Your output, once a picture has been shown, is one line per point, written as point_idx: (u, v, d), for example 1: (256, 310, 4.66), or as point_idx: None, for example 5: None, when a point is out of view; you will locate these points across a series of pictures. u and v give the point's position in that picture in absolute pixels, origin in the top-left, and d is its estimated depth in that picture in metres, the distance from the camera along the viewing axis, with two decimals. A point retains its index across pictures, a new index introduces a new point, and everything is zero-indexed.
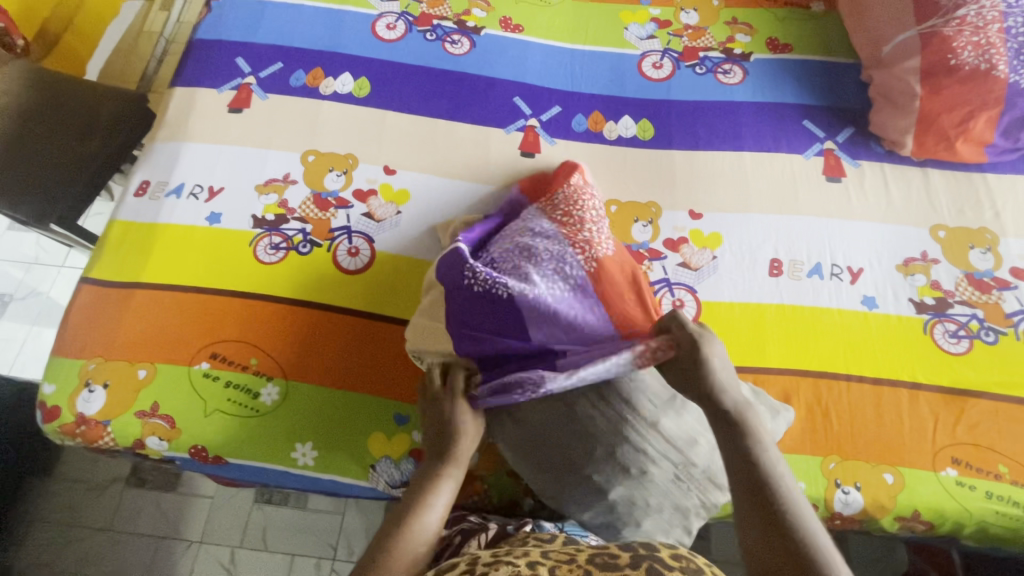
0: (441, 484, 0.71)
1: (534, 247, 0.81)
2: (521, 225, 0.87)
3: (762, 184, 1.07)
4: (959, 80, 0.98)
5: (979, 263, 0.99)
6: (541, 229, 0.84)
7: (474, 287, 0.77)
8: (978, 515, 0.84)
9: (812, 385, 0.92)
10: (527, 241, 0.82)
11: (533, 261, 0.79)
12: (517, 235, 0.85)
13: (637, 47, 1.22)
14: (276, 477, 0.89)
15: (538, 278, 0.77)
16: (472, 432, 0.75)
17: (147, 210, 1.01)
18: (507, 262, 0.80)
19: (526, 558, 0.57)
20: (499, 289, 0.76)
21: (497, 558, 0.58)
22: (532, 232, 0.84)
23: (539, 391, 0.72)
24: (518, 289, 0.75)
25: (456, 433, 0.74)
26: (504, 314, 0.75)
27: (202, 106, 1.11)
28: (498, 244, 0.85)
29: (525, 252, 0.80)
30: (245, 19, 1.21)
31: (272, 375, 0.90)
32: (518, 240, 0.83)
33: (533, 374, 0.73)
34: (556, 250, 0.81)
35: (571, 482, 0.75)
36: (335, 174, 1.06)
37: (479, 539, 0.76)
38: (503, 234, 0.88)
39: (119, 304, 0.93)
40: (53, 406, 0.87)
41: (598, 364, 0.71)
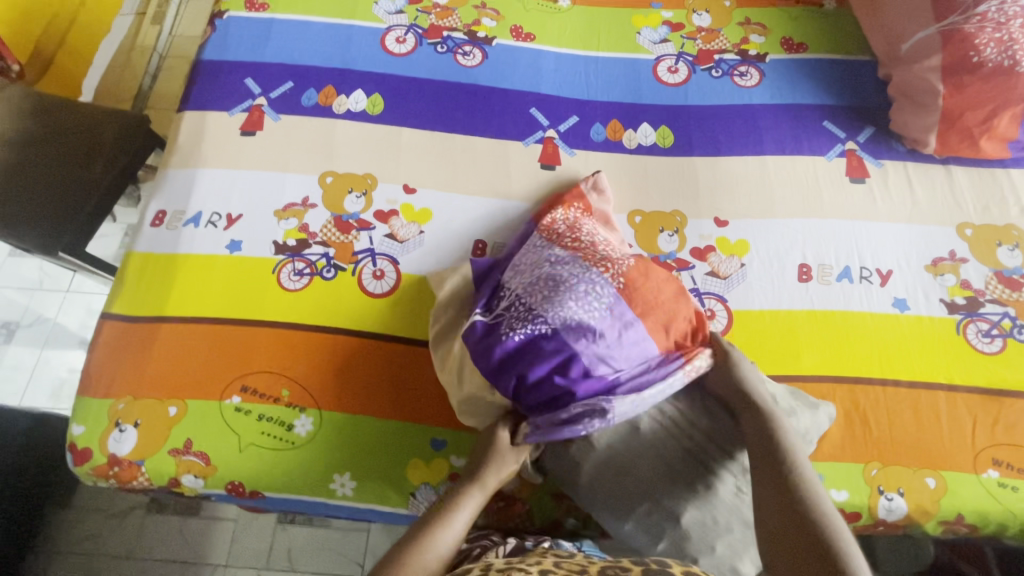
0: (466, 503, 0.72)
1: (556, 278, 0.79)
2: (530, 258, 0.85)
3: (786, 188, 1.06)
4: (981, 78, 0.97)
5: (1008, 260, 0.99)
6: (553, 258, 0.83)
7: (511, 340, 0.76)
8: (1021, 516, 0.85)
9: (848, 392, 0.91)
10: (545, 276, 0.80)
11: (559, 295, 0.77)
12: (532, 270, 0.82)
13: (651, 52, 1.21)
14: (314, 508, 0.89)
15: (575, 310, 0.76)
16: (510, 461, 0.76)
17: (165, 241, 0.99)
18: (533, 304, 0.78)
19: (538, 566, 0.61)
20: (539, 333, 0.75)
21: (511, 565, 0.61)
22: (545, 265, 0.82)
23: (606, 419, 0.73)
24: (557, 326, 0.75)
25: (495, 458, 0.75)
26: (554, 353, 0.74)
27: (213, 130, 1.09)
28: (512, 284, 0.82)
29: (546, 288, 0.78)
30: (252, 38, 1.18)
31: (304, 406, 0.89)
32: (534, 277, 0.81)
33: (596, 403, 0.73)
34: (579, 277, 0.79)
35: (623, 500, 0.75)
36: (355, 196, 1.04)
37: (497, 551, 0.76)
38: (512, 271, 0.85)
39: (144, 340, 0.92)
40: (85, 448, 0.86)
41: (661, 383, 0.75)
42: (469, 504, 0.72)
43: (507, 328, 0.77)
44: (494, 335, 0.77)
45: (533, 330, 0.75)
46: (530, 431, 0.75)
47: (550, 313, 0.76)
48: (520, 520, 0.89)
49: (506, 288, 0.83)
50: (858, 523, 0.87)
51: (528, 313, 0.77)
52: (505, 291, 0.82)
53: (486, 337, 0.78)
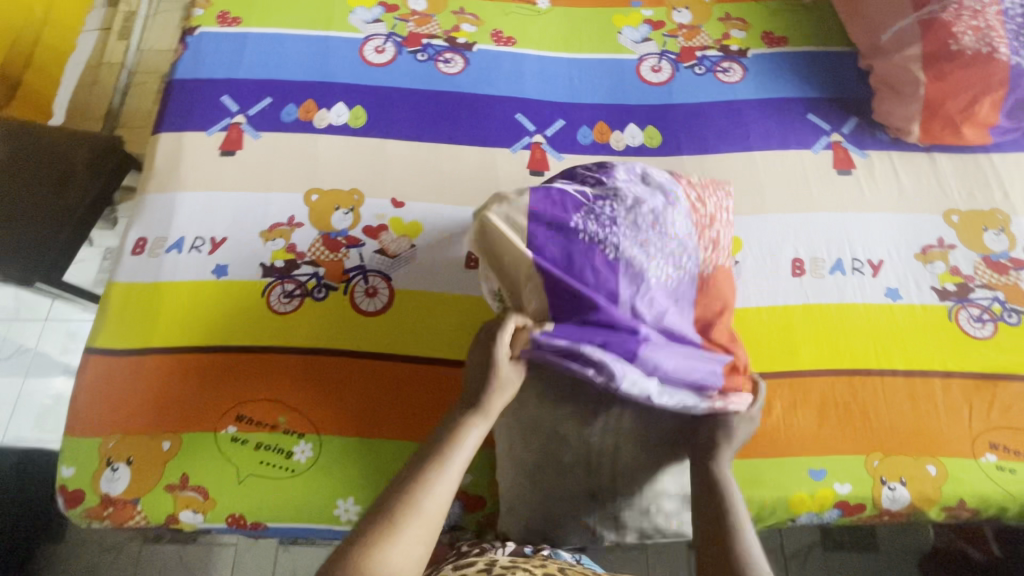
0: (467, 430, 0.64)
1: (665, 206, 0.73)
2: (650, 174, 0.77)
3: (775, 182, 1.06)
4: (961, 65, 0.98)
5: (994, 245, 1.01)
6: (671, 190, 0.75)
7: (581, 233, 0.70)
8: (1020, 497, 0.86)
9: (847, 384, 0.92)
10: (662, 207, 0.73)
11: (651, 224, 0.72)
12: (654, 189, 0.74)
13: (634, 51, 1.20)
14: (319, 536, 0.87)
15: (653, 254, 0.71)
16: (512, 374, 0.67)
17: (147, 269, 0.96)
18: (632, 219, 0.71)
19: (543, 567, 0.58)
20: (609, 248, 0.70)
21: (515, 563, 0.59)
22: (661, 186, 0.75)
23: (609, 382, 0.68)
24: (629, 254, 0.70)
25: (494, 375, 0.66)
26: (608, 275, 0.70)
27: (191, 151, 1.06)
28: (620, 177, 0.75)
29: (653, 205, 0.73)
30: (226, 54, 1.15)
31: (303, 432, 0.87)
32: (647, 188, 0.74)
33: (613, 367, 0.68)
34: (683, 223, 0.74)
35: (527, 455, 0.79)
36: (342, 212, 1.02)
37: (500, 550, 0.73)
38: (626, 166, 0.77)
39: (132, 373, 0.89)
40: (76, 489, 0.84)
41: (677, 392, 0.71)
42: (472, 430, 0.64)
43: (591, 206, 0.72)
44: (572, 201, 0.72)
45: (612, 222, 0.71)
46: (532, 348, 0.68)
47: (632, 232, 0.71)
48: None
49: (611, 175, 0.75)
50: (863, 514, 0.88)
51: (619, 207, 0.72)
52: (613, 182, 0.74)
53: (564, 199, 0.72)
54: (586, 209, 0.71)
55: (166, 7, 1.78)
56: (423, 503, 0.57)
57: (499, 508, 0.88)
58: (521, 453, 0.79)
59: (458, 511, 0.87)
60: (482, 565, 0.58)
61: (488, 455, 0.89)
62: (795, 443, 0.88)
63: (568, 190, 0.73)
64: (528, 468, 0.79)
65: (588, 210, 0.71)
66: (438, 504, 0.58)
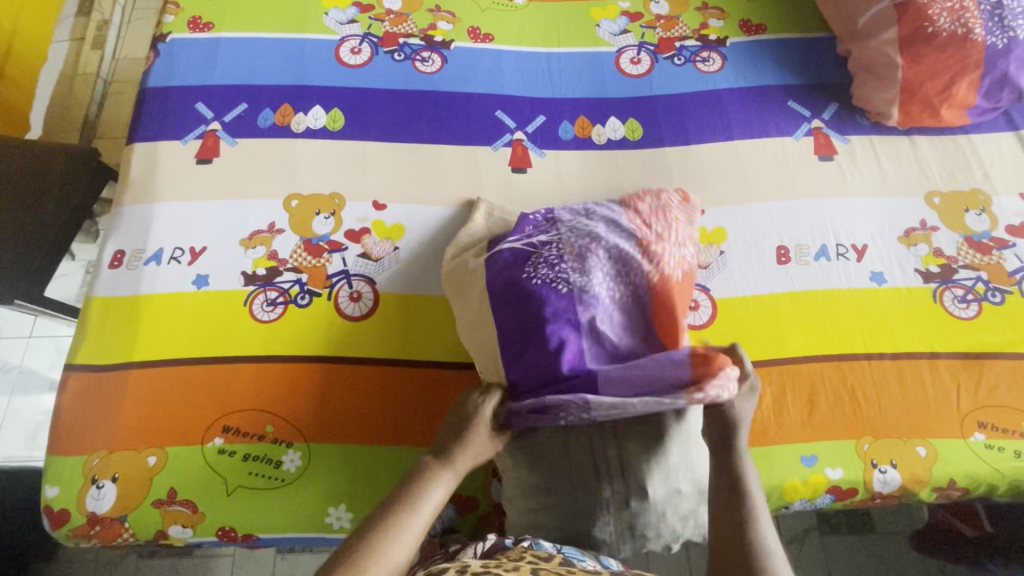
0: (436, 484, 0.67)
1: (606, 232, 0.79)
2: (592, 209, 0.83)
3: (758, 171, 1.06)
4: (937, 48, 0.99)
5: (977, 225, 1.01)
6: (611, 217, 0.81)
7: (533, 278, 0.76)
8: (1009, 474, 0.87)
9: (836, 369, 0.92)
10: (603, 235, 0.78)
11: (593, 249, 0.76)
12: (594, 222, 0.80)
13: (613, 43, 1.19)
14: (311, 544, 0.86)
15: (602, 280, 0.74)
16: (485, 441, 0.71)
17: (127, 282, 0.95)
18: (574, 252, 0.77)
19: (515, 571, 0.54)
20: (560, 284, 0.74)
21: (487, 568, 0.54)
22: (601, 216, 0.82)
23: (584, 414, 0.70)
24: (578, 285, 0.74)
25: (468, 436, 0.70)
26: (562, 306, 0.73)
27: (167, 160, 1.04)
28: (565, 218, 0.82)
29: (592, 234, 0.79)
30: (199, 60, 1.13)
31: (292, 441, 0.86)
32: (589, 221, 0.81)
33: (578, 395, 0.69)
34: (626, 240, 0.77)
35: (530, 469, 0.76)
36: (323, 217, 1.00)
37: (475, 548, 0.68)
38: (574, 208, 0.85)
39: (114, 389, 0.88)
40: (61, 509, 0.82)
41: (653, 394, 0.68)
42: (439, 485, 0.67)
43: (536, 249, 0.79)
44: (522, 248, 0.80)
45: (558, 258, 0.77)
46: (510, 416, 0.73)
47: (580, 259, 0.76)
48: None
49: (556, 219, 0.83)
50: (855, 498, 0.88)
51: (561, 243, 0.78)
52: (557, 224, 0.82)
53: (514, 250, 0.80)
54: (535, 256, 0.78)
55: (139, 15, 1.75)
56: (387, 551, 0.61)
57: (492, 508, 0.88)
58: (528, 470, 0.76)
59: (451, 514, 0.87)
60: (452, 570, 0.54)
61: None
62: (786, 431, 0.89)
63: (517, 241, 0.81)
64: (536, 481, 0.76)
65: (537, 256, 0.77)
66: (401, 555, 0.61)
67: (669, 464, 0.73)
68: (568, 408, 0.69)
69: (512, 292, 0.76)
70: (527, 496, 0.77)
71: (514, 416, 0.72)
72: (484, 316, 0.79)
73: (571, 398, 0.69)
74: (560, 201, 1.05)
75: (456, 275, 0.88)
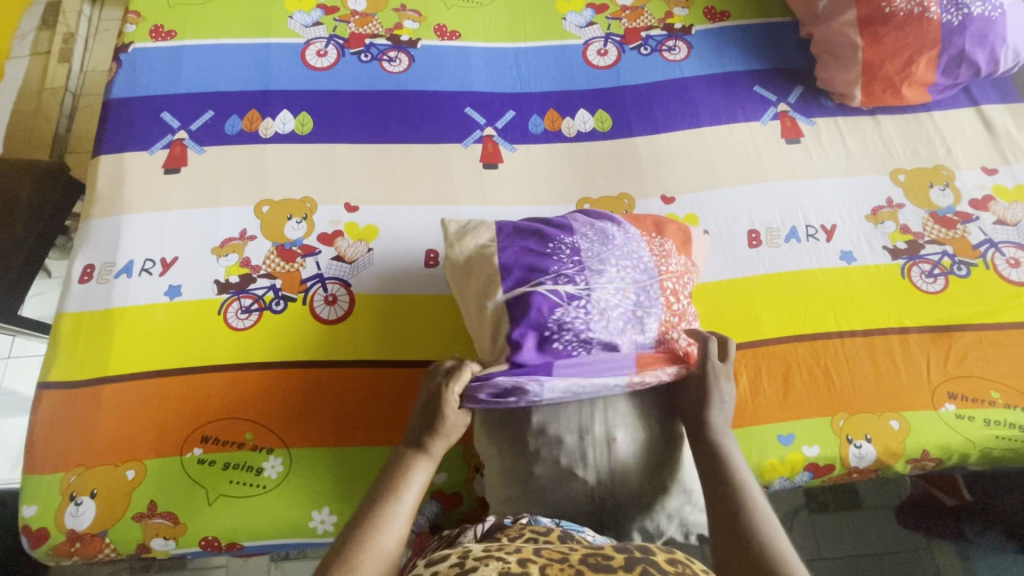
0: (413, 471, 0.67)
1: (632, 271, 0.76)
2: (619, 256, 0.77)
3: (726, 157, 1.07)
4: (895, 27, 1.01)
5: (941, 200, 1.03)
6: (640, 264, 0.78)
7: (548, 291, 0.73)
8: (980, 443, 0.89)
9: (809, 348, 0.94)
10: (625, 264, 0.76)
11: (623, 318, 0.74)
12: (618, 244, 0.78)
13: (579, 36, 1.20)
14: (297, 548, 0.86)
15: (613, 306, 0.74)
16: (456, 423, 0.71)
17: (97, 296, 0.94)
18: (592, 272, 0.74)
19: (518, 553, 0.52)
20: (573, 304, 0.72)
21: (489, 552, 0.53)
22: (630, 264, 0.77)
23: (532, 398, 0.71)
24: (587, 308, 0.72)
25: (438, 421, 0.70)
26: (558, 326, 0.72)
27: (134, 172, 1.03)
28: (594, 265, 0.75)
29: (619, 295, 0.74)
30: (163, 69, 1.12)
31: (272, 447, 0.86)
32: (619, 274, 0.75)
33: (529, 378, 0.70)
34: (648, 298, 0.76)
35: (520, 453, 0.73)
36: (295, 222, 1.00)
37: (476, 529, 0.67)
38: (600, 245, 0.77)
39: (90, 404, 0.87)
40: (40, 528, 0.81)
41: (598, 379, 0.71)
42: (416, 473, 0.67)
43: (566, 306, 0.72)
44: (550, 299, 0.72)
45: (588, 322, 0.72)
46: (468, 397, 0.71)
47: (609, 326, 0.73)
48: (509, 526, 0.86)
49: (584, 266, 0.75)
50: (833, 474, 0.90)
51: (592, 280, 0.74)
52: (579, 236, 0.78)
53: (537, 298, 0.72)
54: (553, 266, 0.75)
55: (105, 26, 1.74)
56: (378, 543, 0.60)
57: (478, 504, 0.89)
58: (517, 456, 0.74)
59: (435, 510, 0.87)
60: (452, 557, 0.53)
61: (460, 453, 0.89)
62: (762, 412, 0.90)
63: (543, 287, 0.73)
64: (522, 470, 0.73)
65: (555, 267, 0.74)
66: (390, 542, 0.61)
67: (655, 457, 0.74)
68: (508, 386, 0.70)
69: (526, 332, 0.72)
70: (512, 480, 0.74)
71: (472, 397, 0.71)
72: (494, 326, 0.74)
73: (512, 379, 0.70)
74: (532, 195, 1.05)
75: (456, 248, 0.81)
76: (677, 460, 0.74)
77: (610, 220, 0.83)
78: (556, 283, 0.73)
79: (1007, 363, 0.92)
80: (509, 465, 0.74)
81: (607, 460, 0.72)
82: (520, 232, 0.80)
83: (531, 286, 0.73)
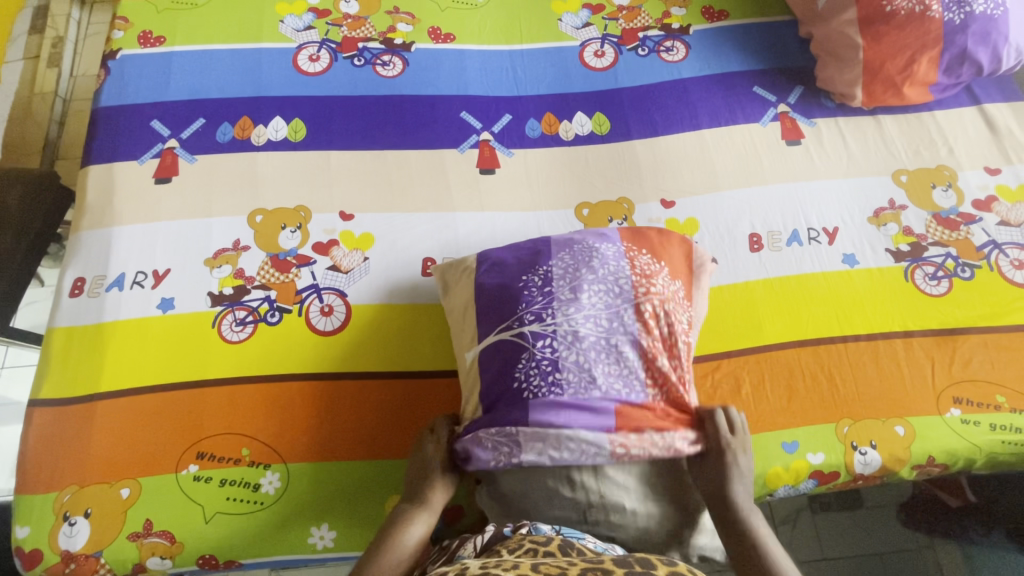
0: (411, 522, 0.70)
1: (604, 303, 0.74)
2: (591, 283, 0.76)
3: (726, 159, 1.06)
4: (896, 26, 1.00)
5: (943, 201, 1.02)
6: (614, 288, 0.76)
7: (513, 335, 0.74)
8: (986, 448, 0.88)
9: (812, 354, 0.92)
10: (592, 292, 0.75)
11: (591, 354, 0.72)
12: (588, 269, 0.77)
13: (576, 37, 1.18)
14: (297, 565, 0.85)
15: (583, 345, 0.72)
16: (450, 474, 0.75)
17: (88, 310, 0.92)
18: (557, 311, 0.74)
19: (515, 569, 0.51)
20: (541, 348, 0.72)
21: (485, 569, 0.51)
22: (603, 288, 0.75)
23: (513, 460, 0.70)
24: (553, 351, 0.72)
25: (433, 473, 0.74)
26: (530, 370, 0.72)
27: (124, 182, 1.01)
28: (564, 294, 0.75)
29: (588, 331, 0.73)
30: (152, 76, 1.10)
31: (268, 462, 0.84)
32: (591, 301, 0.74)
33: (506, 434, 0.71)
34: (620, 330, 0.73)
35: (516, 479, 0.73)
36: (289, 231, 0.98)
37: (474, 541, 0.66)
38: (573, 274, 0.77)
39: (82, 422, 0.85)
40: (33, 549, 0.80)
41: (574, 430, 0.70)
42: (417, 522, 0.70)
43: (532, 344, 0.72)
44: (518, 340, 0.73)
45: (555, 357, 0.72)
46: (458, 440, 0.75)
47: (578, 363, 0.71)
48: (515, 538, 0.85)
49: (553, 297, 0.75)
50: (838, 481, 0.89)
51: (557, 318, 0.73)
52: (551, 265, 0.78)
53: (506, 342, 0.74)
54: (523, 307, 0.75)
55: (95, 29, 1.70)
56: None
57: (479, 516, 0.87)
58: (506, 479, 0.73)
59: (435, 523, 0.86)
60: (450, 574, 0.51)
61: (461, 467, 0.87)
62: (765, 419, 0.89)
63: (513, 327, 0.74)
64: (515, 493, 0.73)
65: (524, 308, 0.75)
66: None
67: (648, 479, 0.73)
68: (484, 442, 0.72)
69: (497, 377, 0.73)
70: (502, 500, 0.74)
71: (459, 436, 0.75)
72: (472, 375, 0.77)
73: (486, 431, 0.72)
74: (530, 201, 1.03)
75: (452, 284, 0.86)
76: (670, 484, 0.74)
77: (599, 239, 0.81)
78: (524, 319, 0.74)
79: (1012, 366, 0.91)
80: (495, 484, 0.74)
81: (597, 483, 0.71)
82: (501, 262, 0.82)
83: (502, 328, 0.75)
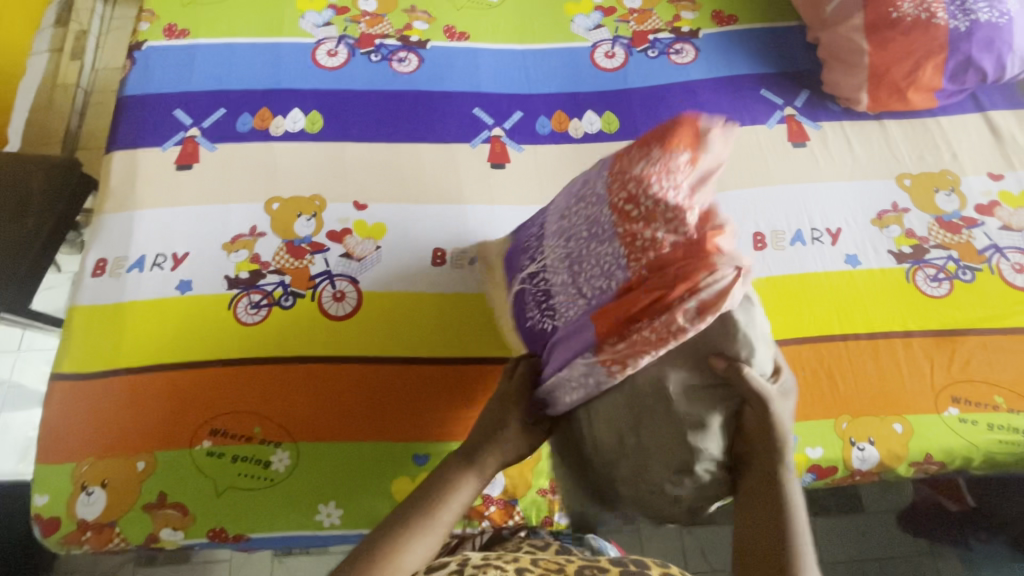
0: (460, 484, 0.70)
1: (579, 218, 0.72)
2: (566, 208, 0.76)
3: (733, 159, 1.08)
4: (902, 32, 1.02)
5: (946, 205, 1.03)
6: (585, 199, 0.73)
7: (523, 284, 0.83)
8: (983, 447, 0.89)
9: (813, 351, 0.94)
10: (569, 215, 0.75)
11: (568, 277, 0.73)
12: (569, 197, 0.77)
13: (587, 38, 1.21)
14: (303, 543, 0.87)
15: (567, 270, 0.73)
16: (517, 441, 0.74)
17: (109, 290, 0.95)
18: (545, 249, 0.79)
19: (515, 562, 0.58)
20: (540, 285, 0.79)
21: (488, 560, 0.58)
22: (576, 205, 0.74)
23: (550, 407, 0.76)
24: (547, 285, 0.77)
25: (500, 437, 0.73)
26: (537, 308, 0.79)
27: (147, 167, 1.04)
28: (550, 230, 0.79)
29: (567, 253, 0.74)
30: (176, 67, 1.13)
31: (280, 441, 0.87)
32: (566, 225, 0.75)
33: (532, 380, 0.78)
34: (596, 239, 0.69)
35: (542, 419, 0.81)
36: (304, 219, 1.01)
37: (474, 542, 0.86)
38: (557, 210, 0.79)
39: (101, 397, 0.88)
40: (52, 516, 0.83)
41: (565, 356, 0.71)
42: (465, 485, 0.70)
43: (533, 285, 0.80)
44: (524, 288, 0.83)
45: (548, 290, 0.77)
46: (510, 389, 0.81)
47: (563, 288, 0.74)
48: (515, 523, 0.88)
49: (543, 239, 0.81)
50: (835, 476, 0.90)
51: (545, 254, 0.78)
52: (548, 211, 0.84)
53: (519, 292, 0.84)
54: (525, 258, 0.84)
55: (117, 23, 1.75)
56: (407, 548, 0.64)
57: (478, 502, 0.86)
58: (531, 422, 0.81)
59: None
60: (454, 563, 0.58)
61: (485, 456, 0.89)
62: None
63: (521, 277, 0.84)
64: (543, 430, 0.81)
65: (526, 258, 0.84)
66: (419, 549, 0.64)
67: (648, 417, 0.67)
68: None
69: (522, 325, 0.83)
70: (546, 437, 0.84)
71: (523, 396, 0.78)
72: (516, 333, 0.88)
73: None
74: (539, 195, 1.06)
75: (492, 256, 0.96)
76: (683, 423, 0.65)
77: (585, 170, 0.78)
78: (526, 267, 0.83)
79: (1011, 367, 0.92)
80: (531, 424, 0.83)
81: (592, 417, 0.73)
82: (523, 228, 0.92)
83: (517, 279, 0.86)
